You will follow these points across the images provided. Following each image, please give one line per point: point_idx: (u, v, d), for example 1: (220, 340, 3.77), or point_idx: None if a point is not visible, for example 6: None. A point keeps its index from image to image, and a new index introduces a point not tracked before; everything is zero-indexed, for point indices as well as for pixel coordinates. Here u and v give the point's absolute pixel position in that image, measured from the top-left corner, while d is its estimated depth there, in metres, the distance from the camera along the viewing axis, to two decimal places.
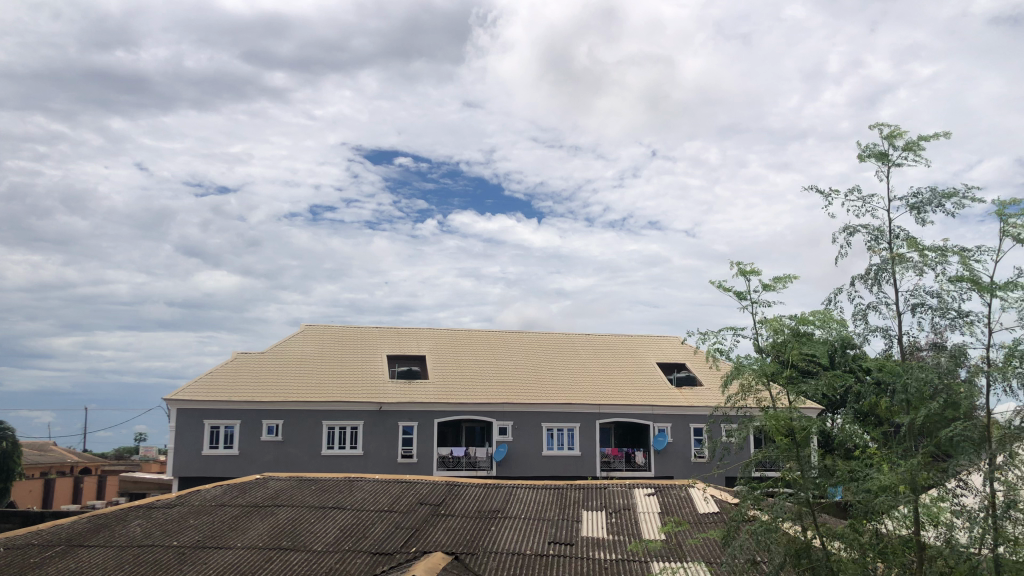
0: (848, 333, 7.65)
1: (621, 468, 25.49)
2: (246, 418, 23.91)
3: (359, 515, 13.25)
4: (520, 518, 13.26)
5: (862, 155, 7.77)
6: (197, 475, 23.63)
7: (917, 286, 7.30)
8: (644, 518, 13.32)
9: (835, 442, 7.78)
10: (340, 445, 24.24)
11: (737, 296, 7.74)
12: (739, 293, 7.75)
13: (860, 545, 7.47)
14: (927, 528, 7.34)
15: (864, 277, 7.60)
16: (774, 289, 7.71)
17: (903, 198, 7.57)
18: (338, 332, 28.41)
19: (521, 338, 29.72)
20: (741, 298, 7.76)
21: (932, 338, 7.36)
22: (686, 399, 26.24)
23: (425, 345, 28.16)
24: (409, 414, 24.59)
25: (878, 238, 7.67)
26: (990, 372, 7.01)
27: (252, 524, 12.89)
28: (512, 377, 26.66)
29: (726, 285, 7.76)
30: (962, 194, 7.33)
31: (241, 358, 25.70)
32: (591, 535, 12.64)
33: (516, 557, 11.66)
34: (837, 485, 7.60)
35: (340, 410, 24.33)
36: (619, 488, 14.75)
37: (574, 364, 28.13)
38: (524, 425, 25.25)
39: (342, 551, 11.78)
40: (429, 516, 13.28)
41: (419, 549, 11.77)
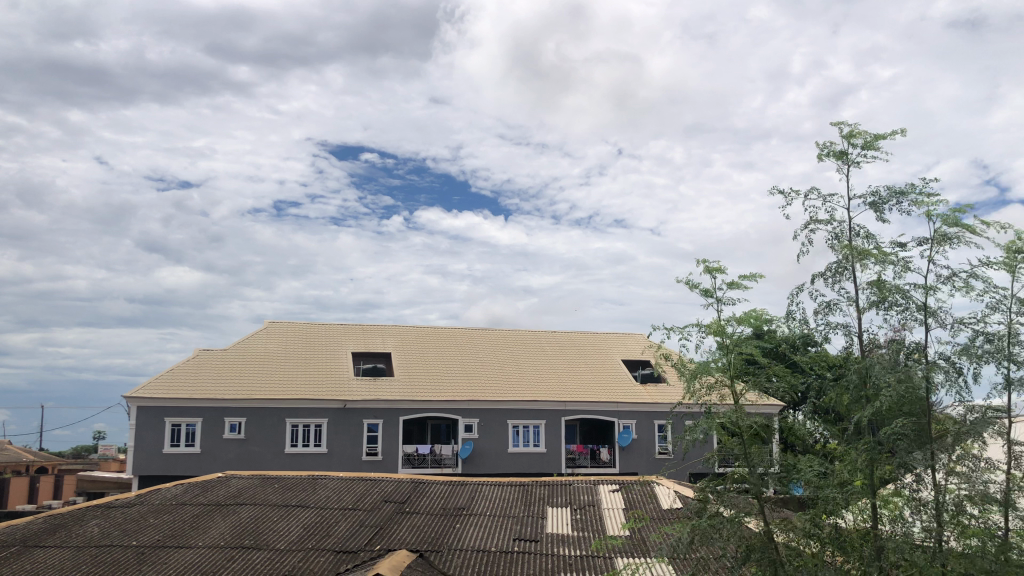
0: (809, 329, 7.74)
1: (586, 465, 25.60)
2: (208, 416, 23.61)
3: (322, 513, 13.15)
4: (485, 515, 13.26)
5: (821, 154, 7.86)
6: (157, 474, 23.29)
7: (877, 283, 7.41)
8: (609, 514, 13.40)
9: (795, 438, 7.90)
10: (304, 443, 24.06)
11: (702, 294, 7.79)
12: (705, 291, 7.80)
13: (819, 539, 7.51)
14: (884, 520, 7.30)
15: (825, 274, 7.71)
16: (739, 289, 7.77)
17: (861, 196, 7.68)
18: (302, 329, 28.18)
19: (487, 335, 29.72)
20: (706, 296, 7.82)
21: (892, 335, 7.47)
22: (651, 396, 26.44)
23: (390, 342, 28.01)
24: (375, 412, 24.47)
25: (839, 235, 7.77)
26: (946, 369, 7.21)
27: (213, 523, 12.72)
28: (478, 375, 26.66)
29: (692, 283, 7.80)
30: (919, 192, 7.46)
31: (203, 355, 25.37)
32: (555, 531, 12.68)
33: (481, 554, 11.65)
34: (799, 480, 7.69)
35: (303, 408, 24.13)
36: (584, 485, 14.81)
37: (540, 361, 28.21)
38: (489, 422, 25.25)
39: (305, 549, 11.68)
40: (393, 514, 13.21)
41: (384, 547, 11.71)
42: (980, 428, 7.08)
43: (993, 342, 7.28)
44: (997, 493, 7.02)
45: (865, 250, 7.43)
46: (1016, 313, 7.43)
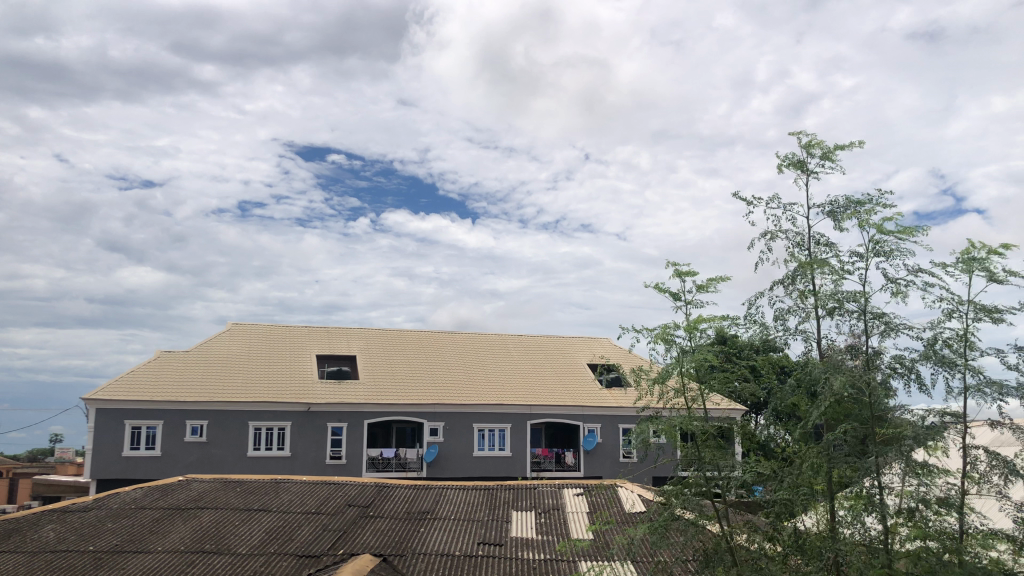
0: (770, 335, 7.85)
1: (551, 469, 25.65)
2: (169, 418, 23.26)
3: (285, 517, 13.03)
4: (449, 519, 13.23)
5: (781, 164, 8.00)
6: (115, 477, 22.89)
7: (835, 290, 7.54)
8: (573, 517, 13.45)
9: (757, 443, 8.06)
10: (267, 446, 23.83)
11: (671, 297, 7.92)
12: (674, 294, 7.93)
13: (780, 542, 7.67)
14: (846, 524, 7.36)
15: (784, 281, 7.83)
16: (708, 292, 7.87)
17: (820, 206, 7.81)
18: (266, 330, 27.93)
19: (453, 339, 29.68)
20: (676, 299, 7.97)
21: (850, 341, 7.60)
22: (615, 400, 26.58)
23: (356, 345, 27.84)
24: (338, 415, 24.30)
25: (799, 244, 7.89)
26: (903, 374, 7.36)
27: (174, 527, 12.55)
28: (444, 378, 26.59)
29: (662, 285, 7.93)
30: (875, 201, 7.61)
31: (164, 357, 25.01)
32: (520, 535, 12.69)
33: (445, 557, 11.64)
34: (761, 483, 7.81)
35: (267, 410, 23.89)
36: (549, 488, 14.84)
37: (506, 364, 28.22)
38: (455, 426, 25.19)
39: (267, 553, 11.57)
40: (357, 518, 13.11)
41: (347, 551, 11.64)
42: (934, 432, 7.18)
43: (948, 349, 7.44)
44: (948, 496, 7.18)
45: (823, 259, 7.57)
46: (971, 320, 7.61)
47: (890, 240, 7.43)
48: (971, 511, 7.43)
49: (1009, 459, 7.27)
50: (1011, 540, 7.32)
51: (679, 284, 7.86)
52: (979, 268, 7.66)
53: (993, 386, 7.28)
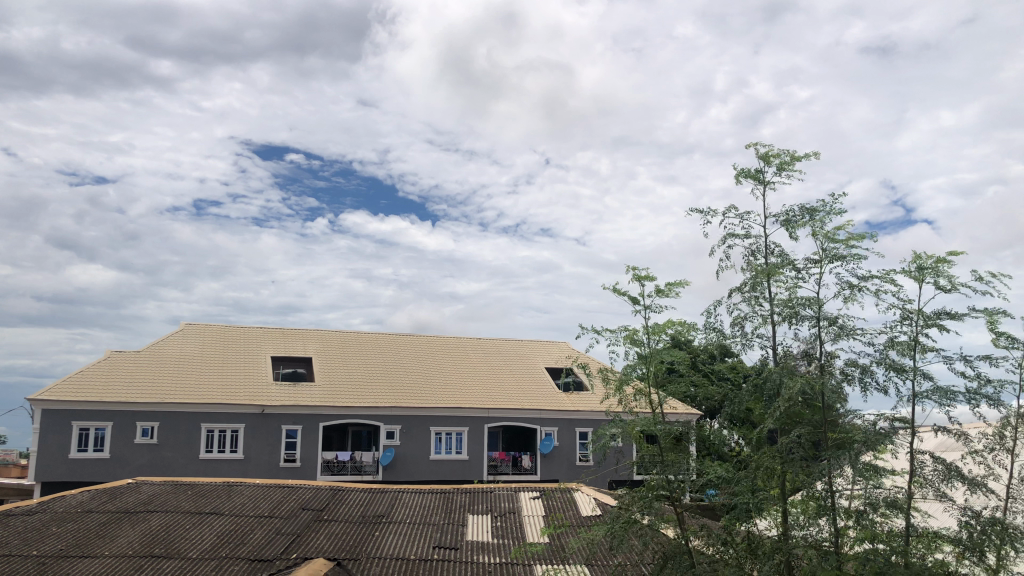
0: (726, 341, 7.92)
1: (507, 472, 25.64)
2: (119, 419, 22.75)
3: (237, 521, 12.82)
4: (404, 523, 13.13)
5: (738, 174, 8.12)
6: (61, 480, 22.32)
7: (790, 297, 7.65)
8: (529, 521, 13.44)
9: (712, 446, 8.12)
10: (219, 449, 23.44)
11: (630, 301, 8.04)
12: (633, 297, 8.04)
13: (733, 546, 7.73)
14: (797, 526, 7.43)
15: (741, 289, 7.92)
16: (667, 296, 7.96)
17: (775, 215, 7.95)
18: (220, 331, 27.52)
19: (412, 341, 29.55)
20: (635, 302, 8.08)
21: (804, 347, 7.71)
22: (572, 403, 26.65)
23: (312, 347, 27.55)
24: (293, 417, 24.00)
25: (755, 252, 7.99)
26: (854, 380, 7.50)
27: (121, 532, 12.26)
28: (401, 380, 26.47)
29: (621, 289, 8.04)
30: (829, 210, 7.76)
31: (115, 357, 24.48)
32: (475, 539, 12.64)
33: (399, 561, 11.54)
34: (713, 487, 7.86)
35: (219, 412, 23.50)
36: (505, 492, 14.81)
37: (464, 367, 28.16)
38: (411, 429, 25.04)
39: (218, 557, 11.38)
40: (310, 522, 12.95)
41: (300, 556, 11.48)
42: (884, 437, 7.33)
43: (900, 355, 7.61)
44: (895, 498, 7.35)
45: (777, 266, 7.69)
46: (921, 328, 7.79)
47: (843, 247, 7.60)
48: (917, 513, 7.60)
49: (953, 464, 7.47)
50: (955, 542, 7.50)
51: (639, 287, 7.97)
52: (928, 276, 7.86)
53: (941, 391, 7.46)
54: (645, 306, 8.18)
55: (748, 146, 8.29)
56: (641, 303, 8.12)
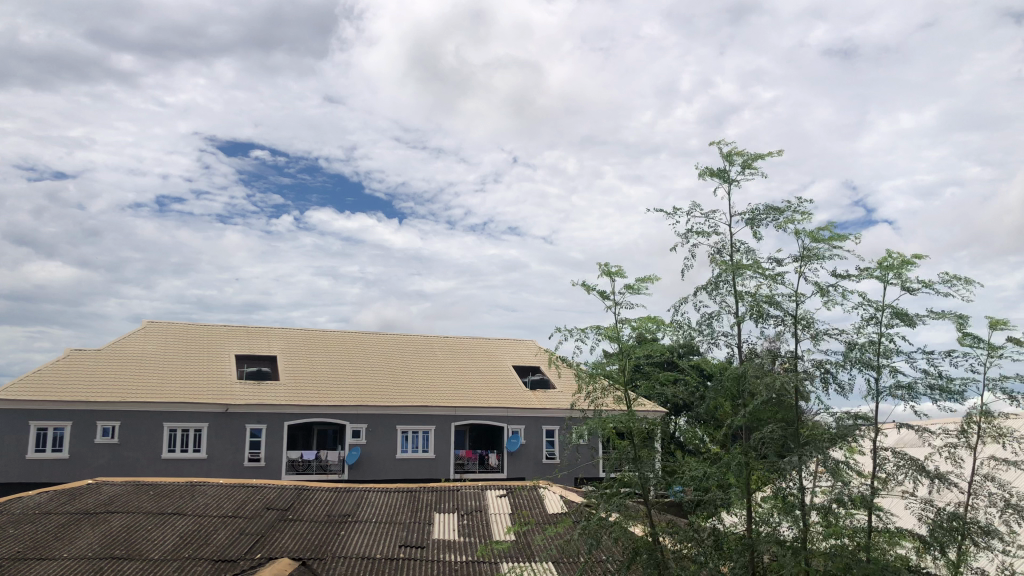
0: (692, 338, 7.99)
1: (474, 471, 25.64)
2: (79, 419, 22.34)
3: (200, 521, 12.65)
4: (370, 522, 13.06)
5: (702, 173, 8.18)
6: (19, 481, 21.85)
7: (755, 295, 7.73)
8: (495, 519, 13.43)
9: (678, 444, 8.17)
10: (182, 448, 23.11)
11: (600, 296, 8.08)
12: (603, 293, 8.09)
13: (699, 543, 7.76)
14: (762, 523, 7.50)
15: (706, 287, 8.00)
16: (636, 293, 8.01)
17: (740, 213, 8.02)
18: (183, 329, 27.13)
19: (378, 339, 29.40)
20: (606, 298, 8.12)
21: (769, 344, 7.81)
22: (539, 402, 26.69)
23: (277, 345, 27.28)
24: (257, 417, 23.75)
25: (720, 250, 8.06)
26: (818, 378, 7.60)
27: (81, 533, 12.03)
28: (368, 379, 26.30)
29: (591, 285, 8.08)
30: (794, 209, 7.84)
31: (74, 355, 24.04)
32: (442, 538, 12.60)
33: (365, 561, 11.48)
34: (680, 485, 7.92)
35: (182, 412, 23.15)
36: (471, 490, 14.79)
37: (431, 366, 28.07)
38: (377, 428, 24.91)
39: (180, 558, 11.21)
40: (275, 522, 12.82)
41: (264, 556, 11.36)
42: (848, 434, 7.46)
43: (864, 353, 7.74)
44: (861, 493, 7.49)
45: (744, 263, 7.76)
46: (886, 327, 7.93)
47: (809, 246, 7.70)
48: (881, 509, 7.73)
49: (918, 459, 7.63)
50: (918, 539, 7.67)
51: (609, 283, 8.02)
52: (894, 276, 8.02)
53: (903, 388, 7.59)
54: (615, 302, 8.22)
55: (712, 144, 8.36)
56: (612, 299, 8.16)
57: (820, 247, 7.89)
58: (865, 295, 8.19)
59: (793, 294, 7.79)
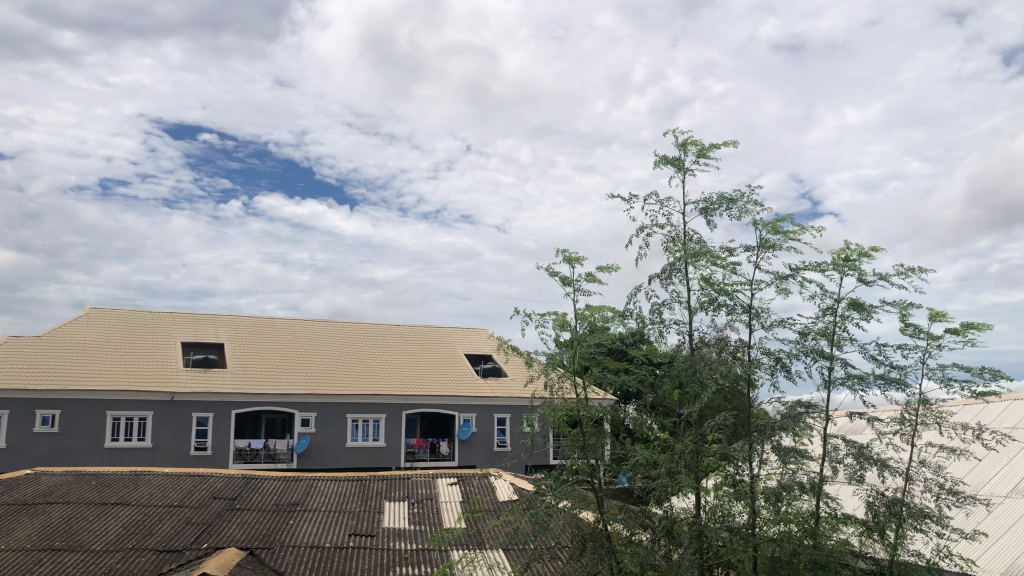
0: (643, 327, 8.04)
1: (425, 459, 25.60)
2: (17, 408, 21.68)
3: (144, 511, 12.39)
4: (319, 511, 12.91)
5: (658, 161, 8.22)
6: None
7: (707, 285, 7.80)
8: (446, 507, 13.41)
9: (628, 432, 8.21)
10: (126, 437, 22.61)
11: (560, 282, 8.11)
12: (564, 279, 8.12)
13: (652, 531, 7.86)
14: (710, 507, 7.63)
15: (659, 275, 8.03)
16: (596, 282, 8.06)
17: (694, 203, 8.06)
18: (127, 315, 26.49)
19: (328, 327, 29.08)
20: (566, 285, 8.14)
21: (718, 333, 7.90)
22: (491, 390, 26.71)
23: (224, 332, 26.81)
24: (204, 405, 23.34)
25: (674, 239, 8.10)
26: (768, 367, 7.74)
27: (19, 524, 11.68)
28: (318, 367, 26.02)
29: (552, 270, 8.10)
30: (746, 200, 7.92)
31: (12, 342, 23.30)
32: (391, 526, 12.54)
33: (314, 550, 11.35)
34: (628, 472, 7.99)
35: (126, 400, 22.61)
36: (422, 478, 14.74)
37: (382, 354, 27.88)
38: (328, 416, 24.68)
39: (123, 549, 10.95)
40: (222, 511, 12.62)
41: (211, 546, 11.18)
42: (796, 421, 7.62)
43: (817, 342, 7.92)
44: (808, 481, 7.65)
45: (700, 253, 7.82)
46: (842, 317, 8.13)
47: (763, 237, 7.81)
48: (830, 494, 7.94)
49: (865, 447, 7.84)
50: (861, 524, 7.92)
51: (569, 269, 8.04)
52: (851, 269, 8.26)
53: (854, 377, 7.77)
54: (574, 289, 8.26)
55: (668, 132, 8.40)
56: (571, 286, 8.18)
57: (776, 238, 7.99)
58: (823, 287, 8.39)
59: (748, 285, 7.89)
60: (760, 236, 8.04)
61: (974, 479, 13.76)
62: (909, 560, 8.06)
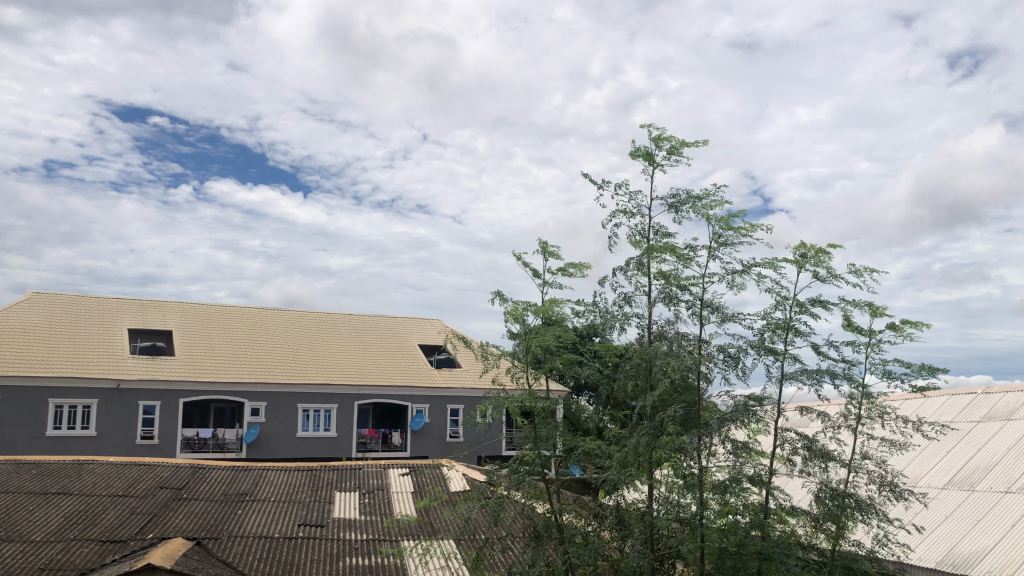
0: (602, 319, 8.08)
1: (377, 449, 25.51)
2: None
3: (87, 501, 12.09)
4: (268, 501, 12.76)
5: (632, 153, 8.26)
6: None
7: (669, 279, 7.88)
8: (398, 497, 13.37)
9: (580, 424, 8.25)
10: (69, 425, 22.06)
11: (532, 273, 8.17)
12: (535, 270, 8.18)
13: (601, 520, 7.96)
14: (661, 496, 7.73)
15: (624, 268, 8.08)
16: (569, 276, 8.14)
17: (663, 198, 8.11)
18: (72, 301, 25.82)
19: (280, 315, 28.72)
20: (537, 276, 8.21)
21: (676, 327, 7.98)
22: (444, 380, 26.67)
23: (173, 319, 26.30)
24: (150, 393, 22.87)
25: (640, 232, 8.15)
26: (721, 363, 7.85)
27: None
28: (270, 356, 25.68)
29: (525, 260, 8.14)
30: (712, 199, 8.04)
31: None
32: (343, 516, 12.44)
33: (263, 540, 11.22)
34: (580, 463, 8.01)
35: (69, 387, 22.04)
36: (374, 468, 14.64)
37: (336, 343, 27.63)
38: (278, 406, 24.38)
39: (64, 540, 10.70)
40: (168, 501, 12.39)
41: (156, 536, 10.98)
42: (746, 414, 7.74)
43: (770, 339, 8.07)
44: (757, 474, 7.80)
45: (662, 247, 7.88)
46: (794, 313, 8.29)
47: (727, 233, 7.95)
48: (777, 488, 8.10)
49: (813, 441, 8.02)
50: (806, 515, 8.12)
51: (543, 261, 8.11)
52: (806, 266, 8.43)
53: (804, 372, 7.92)
54: (544, 281, 8.31)
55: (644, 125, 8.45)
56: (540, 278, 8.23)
57: (728, 233, 8.08)
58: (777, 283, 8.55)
59: (702, 280, 7.97)
60: (717, 231, 8.14)
61: (913, 471, 14.13)
62: (849, 549, 8.29)
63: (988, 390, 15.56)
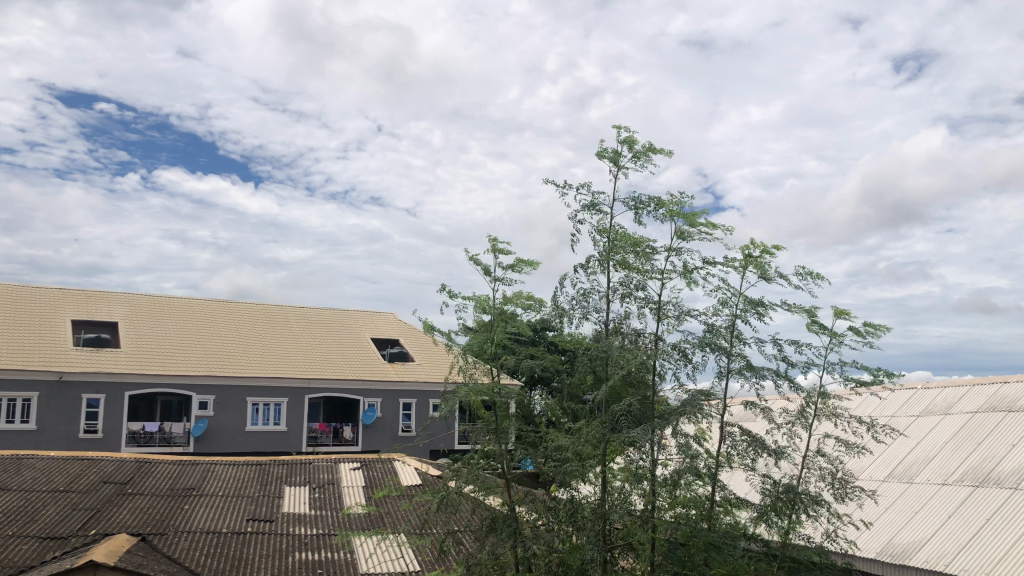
0: (559, 315, 8.06)
1: (327, 444, 25.27)
2: None
3: (26, 497, 11.74)
4: (217, 496, 12.54)
5: (599, 154, 8.24)
6: None
7: (627, 276, 7.90)
8: (348, 492, 13.23)
9: (534, 419, 8.23)
10: (8, 419, 21.40)
11: (483, 271, 8.12)
12: (486, 268, 8.14)
13: (553, 516, 7.87)
14: (614, 488, 7.77)
15: (584, 264, 8.08)
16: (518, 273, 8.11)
17: (625, 200, 8.11)
18: (12, 291, 25.04)
19: (229, 308, 28.22)
20: (488, 273, 8.15)
21: (629, 324, 8.01)
22: (397, 374, 26.50)
23: (118, 311, 25.67)
24: (95, 386, 22.31)
25: (601, 231, 8.14)
26: (673, 359, 7.91)
27: None
28: (218, 349, 25.24)
29: (477, 258, 8.07)
30: (673, 202, 8.06)
31: None
32: (292, 511, 12.28)
33: (210, 536, 11.02)
34: (531, 456, 7.99)
35: (9, 380, 21.39)
36: (325, 463, 14.49)
37: (286, 336, 27.26)
38: (227, 400, 24.00)
39: (2, 537, 10.39)
40: (112, 496, 12.10)
41: (99, 532, 10.72)
42: (696, 408, 7.81)
43: (720, 336, 8.15)
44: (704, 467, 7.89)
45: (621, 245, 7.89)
46: (741, 313, 8.37)
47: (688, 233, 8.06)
48: (723, 482, 8.24)
49: (758, 436, 8.13)
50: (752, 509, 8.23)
51: (494, 258, 8.04)
52: (753, 269, 8.52)
53: (751, 369, 8.02)
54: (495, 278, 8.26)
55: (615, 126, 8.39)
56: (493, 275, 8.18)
57: (688, 232, 8.13)
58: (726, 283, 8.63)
59: (657, 277, 8.00)
60: (675, 230, 8.16)
61: (856, 465, 14.45)
62: (798, 542, 8.38)
63: (929, 385, 15.98)
